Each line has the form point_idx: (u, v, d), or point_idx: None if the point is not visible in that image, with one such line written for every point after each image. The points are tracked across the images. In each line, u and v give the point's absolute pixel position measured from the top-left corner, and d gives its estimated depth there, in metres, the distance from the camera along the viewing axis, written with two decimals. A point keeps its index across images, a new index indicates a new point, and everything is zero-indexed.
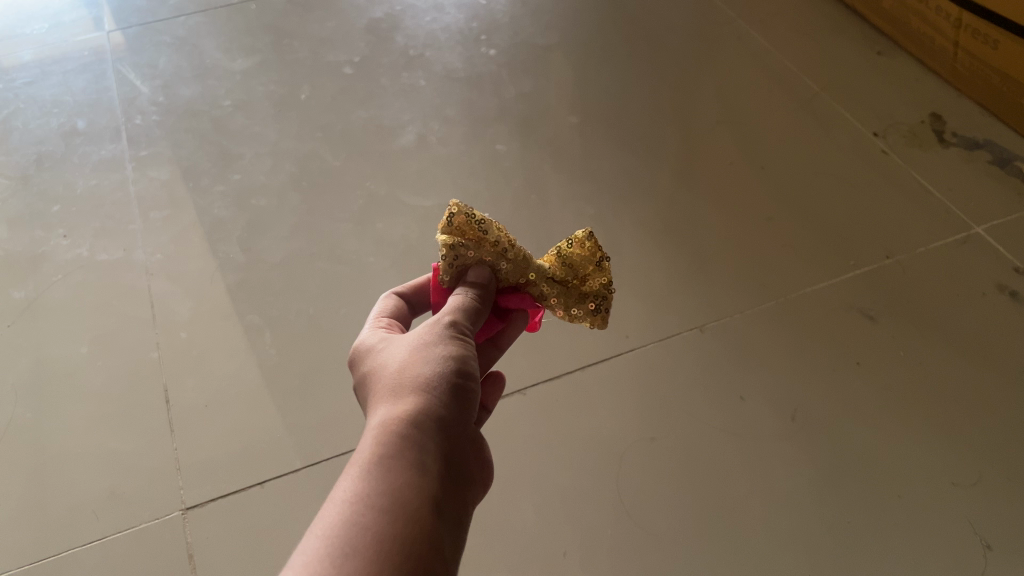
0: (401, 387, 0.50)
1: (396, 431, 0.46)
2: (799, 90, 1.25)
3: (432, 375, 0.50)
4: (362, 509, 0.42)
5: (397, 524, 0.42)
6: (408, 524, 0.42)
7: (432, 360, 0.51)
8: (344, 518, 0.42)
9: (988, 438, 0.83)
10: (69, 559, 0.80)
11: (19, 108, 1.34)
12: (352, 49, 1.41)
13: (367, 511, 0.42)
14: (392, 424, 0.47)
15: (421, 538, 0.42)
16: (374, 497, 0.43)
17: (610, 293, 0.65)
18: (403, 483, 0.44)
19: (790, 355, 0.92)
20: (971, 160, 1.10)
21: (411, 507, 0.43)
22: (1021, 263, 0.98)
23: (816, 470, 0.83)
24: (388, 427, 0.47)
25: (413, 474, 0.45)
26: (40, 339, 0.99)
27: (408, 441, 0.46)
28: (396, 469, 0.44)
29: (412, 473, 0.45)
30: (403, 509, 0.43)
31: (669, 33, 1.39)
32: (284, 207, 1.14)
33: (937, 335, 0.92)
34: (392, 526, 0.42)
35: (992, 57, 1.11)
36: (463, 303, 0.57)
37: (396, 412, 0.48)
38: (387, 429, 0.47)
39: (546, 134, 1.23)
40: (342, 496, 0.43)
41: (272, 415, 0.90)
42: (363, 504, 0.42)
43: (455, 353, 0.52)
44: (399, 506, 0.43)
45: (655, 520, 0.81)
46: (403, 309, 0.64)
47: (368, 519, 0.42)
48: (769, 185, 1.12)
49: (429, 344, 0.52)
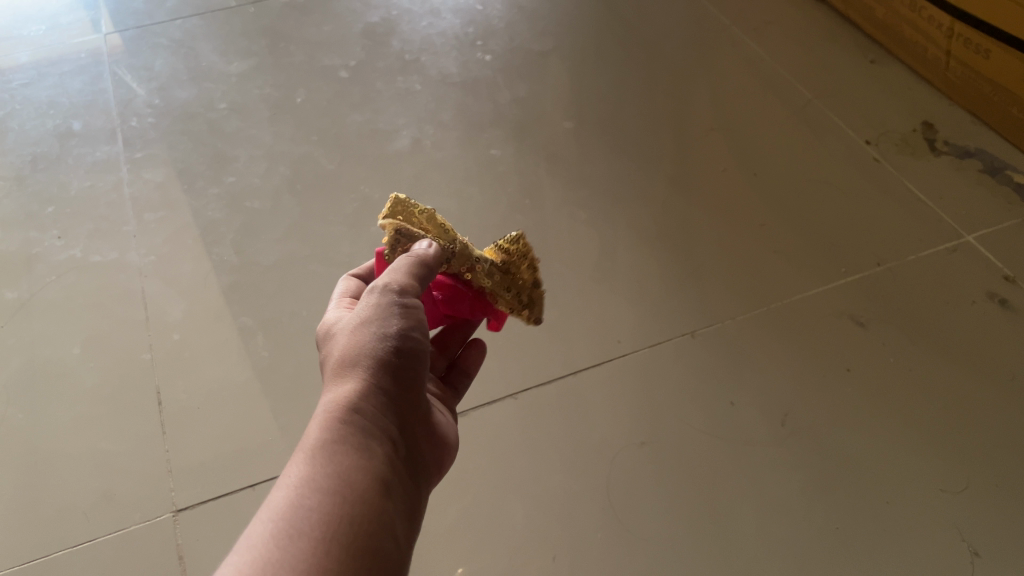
0: (345, 370, 0.54)
1: (338, 419, 0.51)
2: (793, 96, 1.26)
3: (371, 355, 0.54)
4: (306, 491, 0.47)
5: (336, 505, 0.47)
6: (348, 505, 0.47)
7: (373, 337, 0.54)
8: (290, 502, 0.46)
9: (976, 445, 0.84)
10: (59, 560, 0.80)
11: (14, 108, 1.34)
12: (348, 53, 1.41)
13: (311, 494, 0.47)
14: (335, 411, 0.51)
15: (361, 516, 0.47)
16: (318, 481, 0.48)
17: (535, 291, 0.70)
18: (344, 466, 0.49)
19: (780, 361, 0.93)
20: (963, 168, 1.11)
21: (349, 489, 0.48)
22: (1011, 271, 0.98)
23: (805, 475, 0.83)
24: (332, 414, 0.51)
25: (355, 456, 0.50)
26: (33, 339, 0.99)
27: (347, 426, 0.51)
28: (339, 455, 0.49)
29: (353, 458, 0.49)
30: (344, 489, 0.47)
31: (664, 39, 1.39)
32: (279, 209, 1.14)
33: (926, 342, 0.93)
34: (330, 509, 0.46)
35: (986, 67, 1.11)
36: (409, 265, 0.58)
37: (340, 397, 0.52)
38: (330, 416, 0.51)
39: (541, 139, 1.23)
40: (291, 477, 0.48)
41: (264, 419, 0.90)
42: (306, 487, 0.47)
43: (395, 326, 0.55)
44: (340, 487, 0.47)
45: (644, 525, 0.81)
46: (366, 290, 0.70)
47: (312, 502, 0.46)
48: (762, 191, 1.13)
49: (371, 319, 0.55)
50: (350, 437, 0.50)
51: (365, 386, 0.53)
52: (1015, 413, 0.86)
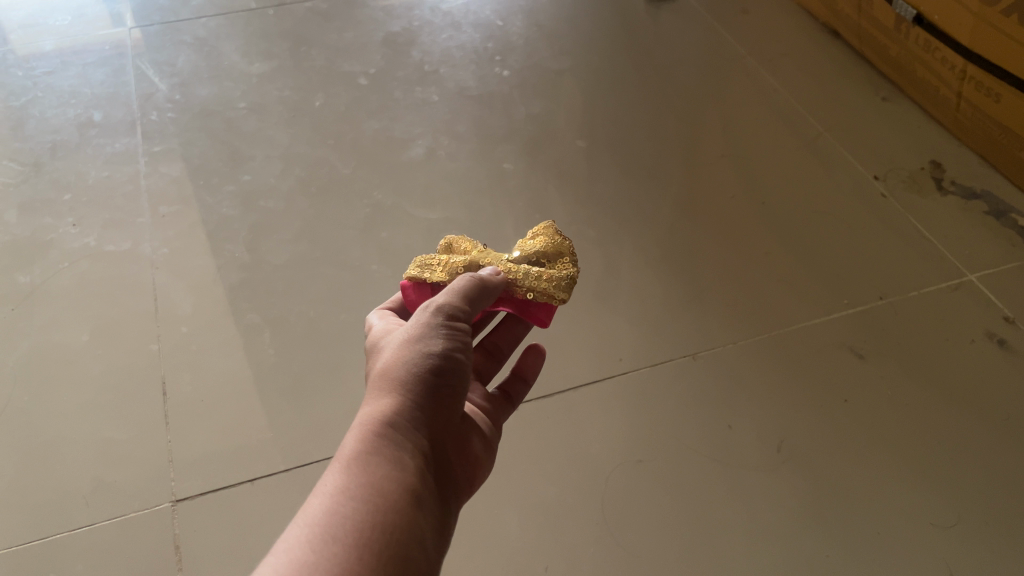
0: (384, 387, 0.55)
1: (376, 431, 0.52)
2: (804, 128, 1.28)
3: (411, 373, 0.55)
4: (343, 498, 0.48)
5: (374, 512, 0.47)
6: (385, 513, 0.47)
7: (413, 357, 0.56)
8: (326, 509, 0.47)
9: (969, 483, 0.85)
10: (57, 543, 0.81)
11: (37, 96, 1.35)
12: (368, 60, 1.43)
13: (348, 501, 0.48)
14: (374, 424, 0.53)
15: (397, 524, 0.47)
16: (355, 488, 0.49)
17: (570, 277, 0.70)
18: (381, 475, 0.50)
19: (779, 388, 0.94)
20: (969, 209, 1.12)
21: (386, 499, 0.48)
22: (1012, 313, 0.99)
23: (798, 502, 0.84)
24: (371, 427, 0.52)
25: (391, 467, 0.51)
26: (43, 324, 1.01)
27: (385, 440, 0.52)
28: (376, 465, 0.50)
29: (389, 468, 0.50)
30: (380, 498, 0.48)
31: (680, 65, 1.41)
32: (291, 210, 1.15)
33: (924, 377, 0.94)
34: (369, 515, 0.47)
35: (995, 109, 1.13)
36: (457, 290, 0.61)
37: (378, 412, 0.53)
38: (369, 429, 0.52)
39: (553, 156, 1.25)
40: (327, 487, 0.49)
41: (266, 415, 0.92)
42: (343, 495, 0.48)
43: (436, 347, 0.57)
44: (376, 495, 0.48)
45: (634, 541, 0.82)
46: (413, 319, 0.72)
47: (348, 508, 0.47)
48: (769, 219, 1.14)
49: (412, 341, 0.57)
50: (386, 447, 0.51)
51: (405, 402, 0.54)
52: (1008, 453, 0.87)
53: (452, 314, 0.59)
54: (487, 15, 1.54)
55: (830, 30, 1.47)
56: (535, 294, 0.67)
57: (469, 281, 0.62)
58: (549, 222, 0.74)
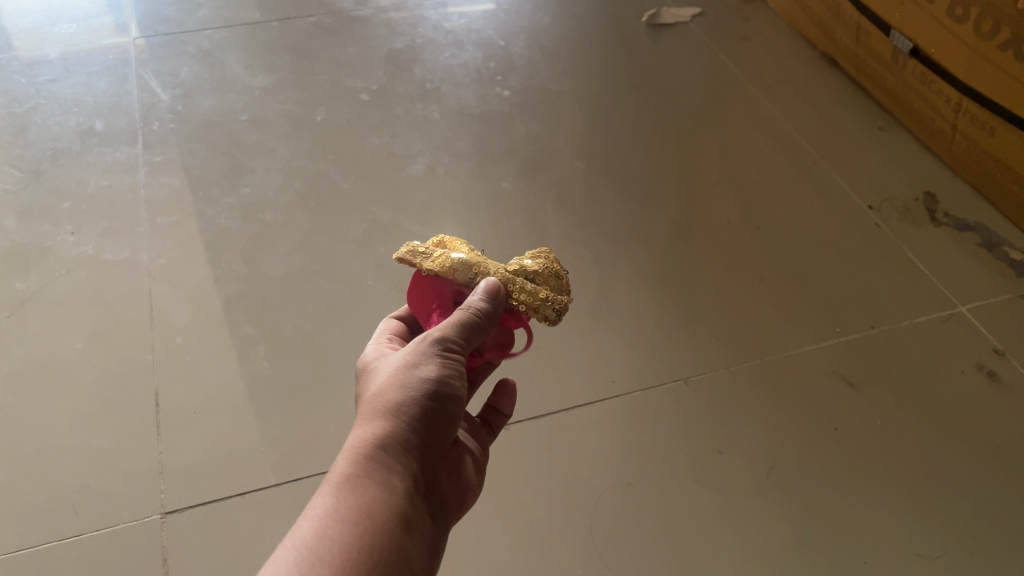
0: (380, 407, 0.56)
1: (368, 455, 0.53)
2: (801, 156, 1.29)
3: (406, 397, 0.56)
4: (331, 524, 0.50)
5: (360, 540, 0.49)
6: (371, 541, 0.50)
7: (412, 381, 0.56)
8: (315, 531, 0.49)
9: (956, 514, 0.85)
10: (45, 552, 0.81)
11: (40, 103, 1.36)
12: (370, 76, 1.44)
13: (337, 525, 0.50)
14: (367, 447, 0.54)
15: (382, 551, 0.49)
16: (344, 513, 0.51)
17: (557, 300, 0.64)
18: (370, 501, 0.51)
19: (769, 414, 0.95)
20: (961, 241, 1.13)
21: (372, 527, 0.50)
22: (1002, 344, 1.00)
23: (786, 530, 0.84)
24: (364, 450, 0.54)
25: (380, 491, 0.52)
26: (39, 331, 1.01)
27: (376, 464, 0.53)
28: (365, 490, 0.52)
29: (378, 494, 0.52)
30: (367, 525, 0.50)
31: (679, 89, 1.43)
32: (290, 224, 1.16)
33: (914, 407, 0.95)
34: (354, 544, 0.49)
35: (989, 142, 1.14)
36: (464, 317, 0.59)
37: (372, 434, 0.55)
38: (362, 452, 0.54)
39: (552, 176, 1.26)
40: (317, 508, 0.51)
41: (259, 428, 0.92)
42: (332, 520, 0.50)
43: (435, 373, 0.57)
44: (364, 522, 0.50)
45: (621, 564, 0.82)
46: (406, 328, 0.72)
47: (337, 533, 0.49)
48: (764, 245, 1.15)
49: (413, 363, 0.57)
50: (377, 473, 0.53)
51: (398, 426, 0.55)
52: (995, 485, 0.87)
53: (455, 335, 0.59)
54: (490, 34, 1.55)
55: (828, 58, 1.48)
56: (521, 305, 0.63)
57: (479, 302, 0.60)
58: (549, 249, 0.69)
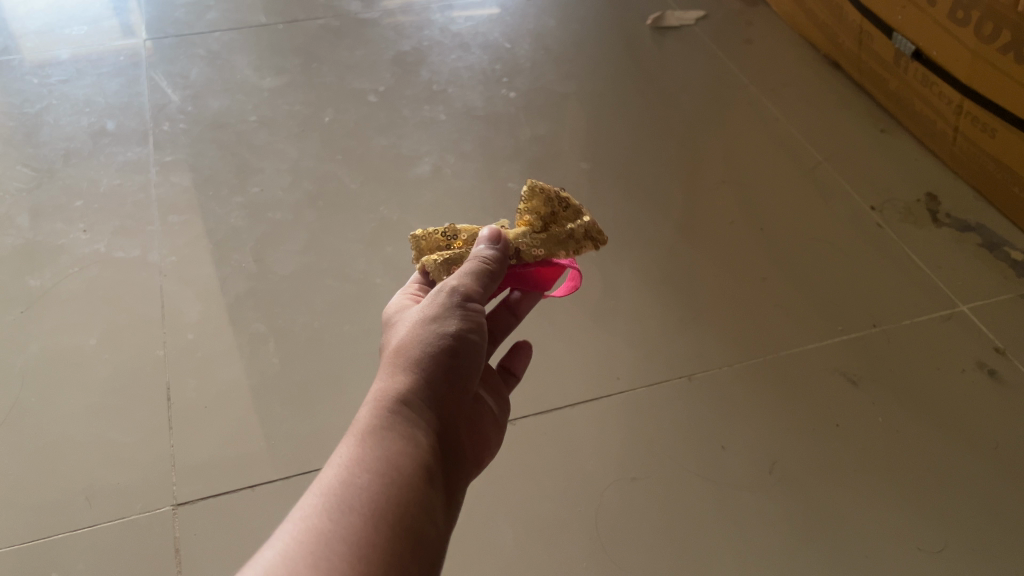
0: (398, 366, 0.57)
1: (389, 408, 0.54)
2: (804, 158, 1.30)
3: (423, 354, 0.57)
4: (358, 471, 0.49)
5: (388, 485, 0.49)
6: (399, 485, 0.49)
7: (427, 339, 0.58)
8: (343, 478, 0.49)
9: (956, 509, 0.86)
10: (58, 542, 0.82)
11: (52, 103, 1.38)
12: (377, 78, 1.46)
13: (364, 472, 0.49)
14: (388, 400, 0.54)
15: (409, 495, 0.49)
16: (371, 461, 0.50)
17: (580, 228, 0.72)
18: (394, 449, 0.51)
19: (772, 411, 0.96)
20: (962, 241, 1.15)
21: (399, 473, 0.50)
22: (1002, 343, 1.01)
23: (788, 524, 0.86)
24: (385, 403, 0.54)
25: (404, 441, 0.52)
26: (52, 327, 1.02)
27: (399, 415, 0.53)
28: (390, 440, 0.52)
29: (402, 442, 0.52)
30: (394, 470, 0.50)
31: (683, 91, 1.44)
32: (299, 223, 1.18)
33: (915, 404, 0.96)
34: (382, 487, 0.48)
35: (990, 144, 1.15)
36: (472, 271, 0.62)
37: (392, 389, 0.55)
38: (384, 405, 0.54)
39: (557, 177, 1.27)
40: (342, 459, 0.51)
41: (269, 422, 0.93)
42: (358, 467, 0.50)
43: (450, 331, 0.58)
44: (390, 468, 0.50)
45: (625, 557, 0.84)
46: None
47: (364, 479, 0.49)
48: (767, 245, 1.16)
49: (427, 323, 0.58)
50: (399, 423, 0.53)
51: (417, 380, 0.56)
52: (996, 481, 0.88)
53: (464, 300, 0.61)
54: (496, 37, 1.57)
55: (831, 61, 1.50)
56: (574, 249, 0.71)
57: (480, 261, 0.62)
58: (530, 182, 0.72)
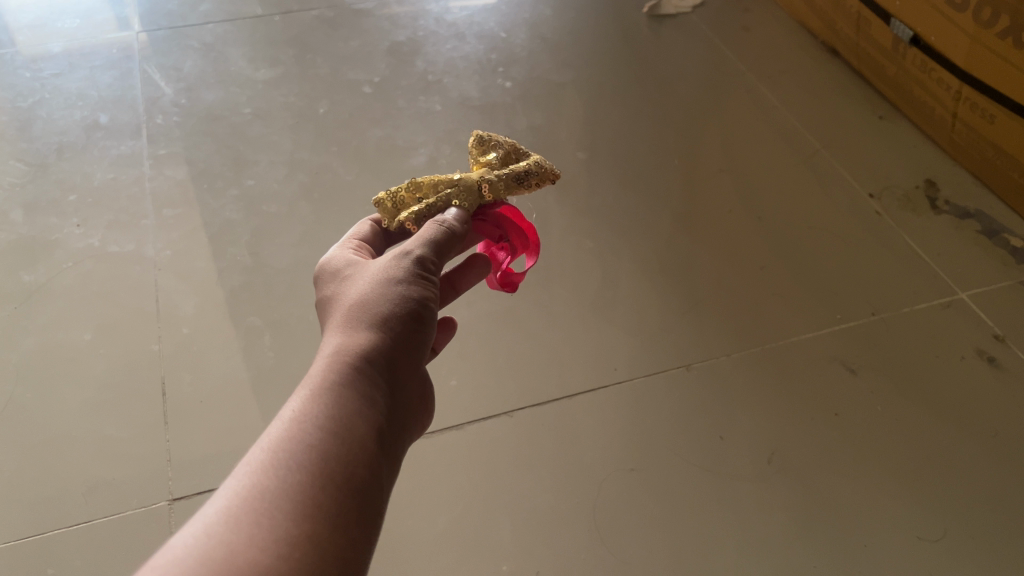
0: (357, 321, 0.55)
1: (346, 362, 0.51)
2: (802, 145, 1.29)
3: (386, 313, 0.55)
4: (308, 427, 0.47)
5: (339, 445, 0.46)
6: (350, 446, 0.47)
7: (390, 300, 0.56)
8: (290, 433, 0.47)
9: (956, 497, 0.86)
10: (54, 539, 0.82)
11: (44, 98, 1.37)
12: (372, 69, 1.45)
13: (314, 429, 0.47)
14: (343, 355, 0.52)
15: (361, 457, 0.47)
16: (320, 417, 0.48)
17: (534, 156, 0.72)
18: (349, 408, 0.49)
19: (770, 400, 0.95)
20: (961, 228, 1.14)
21: (352, 433, 0.48)
22: (1001, 330, 1.01)
23: (788, 513, 0.85)
24: (340, 358, 0.52)
25: (358, 401, 0.50)
26: (47, 322, 1.02)
27: (356, 373, 0.51)
28: (344, 397, 0.49)
29: (358, 401, 0.50)
30: (346, 430, 0.48)
31: (680, 79, 1.43)
32: (294, 215, 1.17)
33: (913, 392, 0.95)
34: (334, 446, 0.46)
35: (989, 130, 1.14)
36: (435, 240, 0.61)
37: (349, 344, 0.53)
38: (339, 359, 0.52)
39: (554, 167, 1.26)
40: (291, 413, 0.48)
41: (266, 416, 0.93)
42: (308, 423, 0.47)
43: (413, 294, 0.57)
44: (343, 428, 0.48)
45: (624, 548, 0.83)
46: (376, 235, 0.70)
47: (313, 436, 0.46)
48: (765, 234, 1.16)
49: (391, 284, 0.57)
50: (356, 382, 0.51)
51: (377, 339, 0.53)
52: (994, 468, 0.88)
53: (426, 260, 0.59)
54: (491, 27, 1.56)
55: (829, 48, 1.49)
56: (534, 177, 0.70)
57: (442, 231, 0.62)
58: (474, 133, 0.73)
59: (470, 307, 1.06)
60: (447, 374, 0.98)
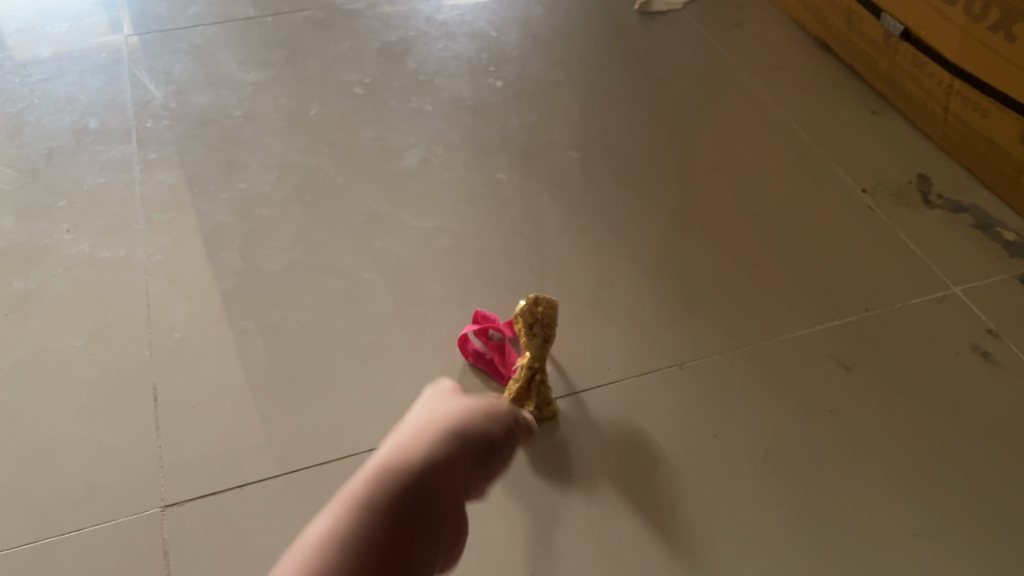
0: (436, 430, 0.60)
1: (401, 475, 0.54)
2: (795, 141, 1.29)
3: (449, 446, 0.59)
4: (349, 520, 0.49)
5: (362, 542, 0.48)
6: (378, 547, 0.48)
7: (464, 423, 0.61)
8: (333, 528, 0.49)
9: (951, 494, 0.86)
10: (45, 547, 0.82)
11: (34, 103, 1.36)
12: (363, 70, 1.44)
13: (351, 520, 0.49)
14: (413, 459, 0.56)
15: (386, 545, 0.49)
16: (359, 507, 0.50)
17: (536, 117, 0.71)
18: (389, 503, 0.51)
19: (765, 399, 0.95)
20: (955, 223, 1.14)
21: (385, 524, 0.50)
22: (995, 325, 1.00)
23: (783, 512, 0.85)
24: (405, 462, 0.55)
25: (402, 504, 0.52)
26: (38, 329, 1.01)
27: (417, 475, 0.55)
28: (391, 499, 0.52)
29: (400, 497, 0.52)
30: (386, 526, 0.50)
31: (672, 77, 1.43)
32: (286, 218, 1.16)
33: (908, 388, 0.95)
34: (366, 536, 0.49)
35: (982, 124, 1.14)
36: (495, 417, 0.64)
37: (423, 448, 0.58)
38: (402, 466, 0.55)
39: (547, 166, 1.26)
40: (345, 496, 0.51)
41: (258, 420, 0.93)
42: (348, 517, 0.49)
43: (487, 429, 0.62)
44: (370, 518, 0.50)
45: (620, 549, 0.83)
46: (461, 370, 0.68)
47: (357, 528, 0.49)
48: (758, 231, 1.15)
49: (470, 408, 0.63)
50: (405, 485, 0.53)
51: (446, 451, 0.58)
52: (990, 464, 0.88)
53: (485, 433, 0.62)
54: (483, 26, 1.55)
55: (821, 43, 1.48)
56: None
57: (503, 413, 0.65)
58: None
59: (463, 307, 1.05)
60: (440, 375, 0.98)
